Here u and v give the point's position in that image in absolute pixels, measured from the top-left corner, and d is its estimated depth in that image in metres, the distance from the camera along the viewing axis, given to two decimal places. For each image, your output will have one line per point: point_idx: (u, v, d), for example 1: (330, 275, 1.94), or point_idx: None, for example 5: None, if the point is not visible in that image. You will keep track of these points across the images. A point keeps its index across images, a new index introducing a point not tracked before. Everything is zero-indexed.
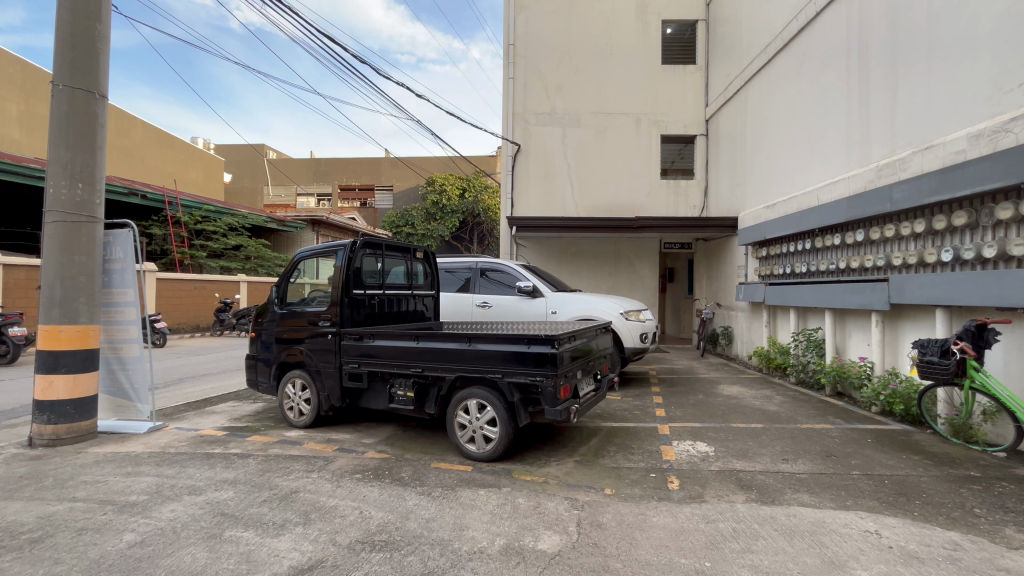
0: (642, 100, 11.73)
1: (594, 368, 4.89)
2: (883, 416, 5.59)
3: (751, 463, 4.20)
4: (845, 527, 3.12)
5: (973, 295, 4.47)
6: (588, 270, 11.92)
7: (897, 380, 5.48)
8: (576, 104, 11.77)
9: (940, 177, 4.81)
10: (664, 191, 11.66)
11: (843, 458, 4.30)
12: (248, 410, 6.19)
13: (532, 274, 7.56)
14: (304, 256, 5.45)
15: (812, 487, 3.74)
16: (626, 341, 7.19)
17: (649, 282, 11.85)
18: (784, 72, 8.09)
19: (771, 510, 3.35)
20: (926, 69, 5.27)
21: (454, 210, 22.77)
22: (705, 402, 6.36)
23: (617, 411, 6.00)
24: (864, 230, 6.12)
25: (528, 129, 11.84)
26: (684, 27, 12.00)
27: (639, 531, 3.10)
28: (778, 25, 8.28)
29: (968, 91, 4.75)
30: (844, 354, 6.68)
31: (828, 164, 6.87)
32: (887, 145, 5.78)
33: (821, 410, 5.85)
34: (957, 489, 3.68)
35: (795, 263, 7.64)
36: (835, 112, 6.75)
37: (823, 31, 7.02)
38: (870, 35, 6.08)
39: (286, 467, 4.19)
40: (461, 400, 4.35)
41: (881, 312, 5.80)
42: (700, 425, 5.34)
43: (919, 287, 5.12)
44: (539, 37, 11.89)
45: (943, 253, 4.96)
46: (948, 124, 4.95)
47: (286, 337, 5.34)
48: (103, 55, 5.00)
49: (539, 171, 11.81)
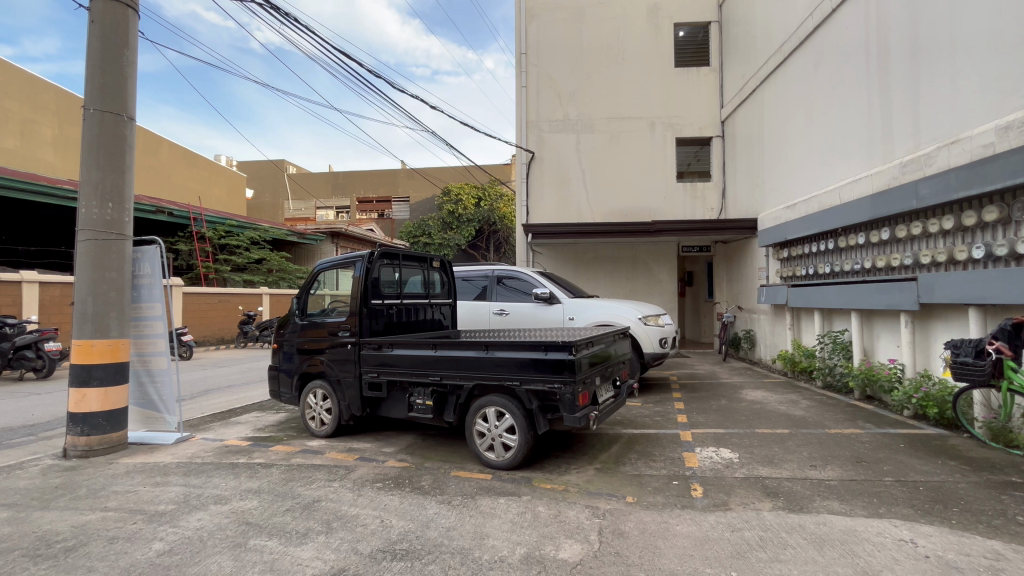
0: (655, 103, 11.67)
1: (612, 374, 4.84)
2: (915, 420, 5.40)
3: (778, 470, 4.09)
4: (879, 536, 3.01)
5: (1007, 292, 4.30)
6: (605, 276, 11.86)
7: (930, 383, 5.30)
8: (589, 110, 11.79)
9: (968, 172, 4.66)
10: (681, 194, 11.54)
11: (874, 464, 4.16)
12: (272, 420, 6.30)
13: (548, 281, 7.56)
14: (323, 268, 5.59)
15: (842, 494, 3.61)
16: (644, 347, 7.09)
17: (668, 286, 11.73)
18: (801, 70, 7.96)
19: (799, 518, 3.25)
20: (949, 61, 5.13)
21: (470, 219, 22.92)
22: (728, 408, 6.23)
23: (637, 417, 5.93)
24: (889, 228, 5.95)
25: (542, 138, 11.90)
26: (696, 29, 11.95)
27: (662, 540, 3.04)
28: (793, 25, 8.18)
29: (994, 83, 4.62)
30: (873, 356, 6.48)
31: (850, 163, 6.72)
32: (910, 141, 5.64)
33: (851, 415, 5.67)
34: (998, 496, 3.51)
35: (818, 263, 7.47)
36: (855, 108, 6.62)
37: (840, 28, 6.89)
38: (890, 28, 5.94)
39: (309, 476, 4.24)
40: (479, 408, 4.35)
41: (911, 312, 5.62)
42: (724, 431, 5.24)
43: (949, 285, 4.96)
44: (551, 44, 11.95)
45: (974, 250, 4.81)
46: (975, 116, 4.80)
47: (307, 348, 5.44)
48: (130, 79, 5.21)
49: (554, 177, 11.82)
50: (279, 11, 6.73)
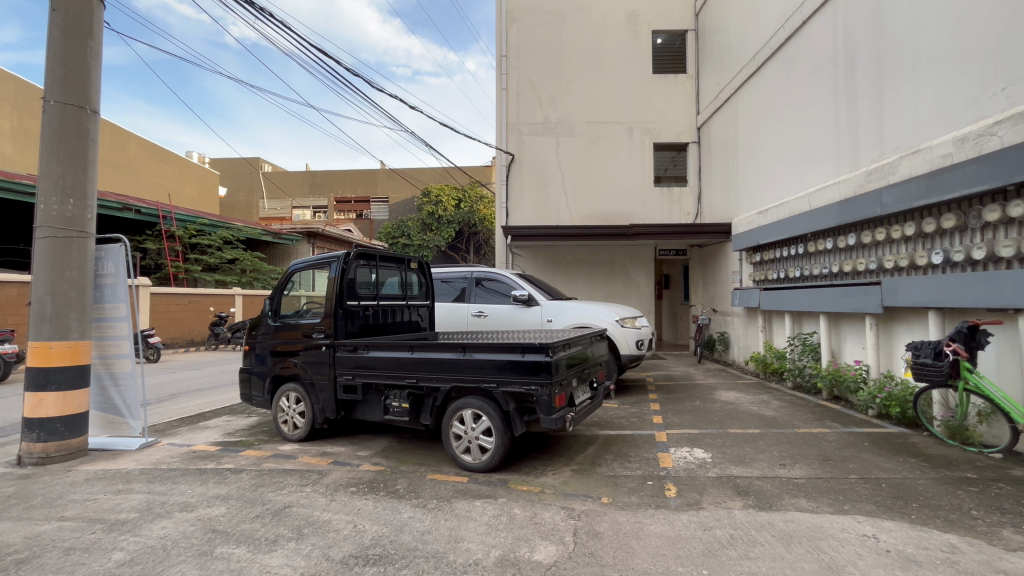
0: (633, 108, 11.83)
1: (589, 375, 4.87)
2: (880, 419, 5.59)
3: (748, 469, 4.18)
4: (843, 532, 3.10)
5: (965, 297, 4.50)
6: (584, 278, 11.95)
7: (893, 383, 5.49)
8: (568, 113, 11.88)
9: (928, 181, 4.88)
10: (658, 199, 11.72)
11: (840, 462, 4.30)
12: (242, 424, 6.13)
13: (527, 282, 7.57)
14: (298, 268, 5.47)
15: (810, 492, 3.71)
16: (621, 349, 7.16)
17: (645, 289, 11.89)
18: (773, 79, 8.19)
19: (769, 516, 3.33)
20: (910, 75, 5.36)
21: (450, 220, 22.77)
22: (702, 408, 6.34)
23: (613, 418, 5.99)
24: (855, 234, 6.17)
25: (522, 140, 11.94)
26: (674, 36, 12.16)
27: (636, 539, 3.07)
28: (766, 35, 8.40)
29: (951, 97, 4.84)
30: (840, 357, 6.70)
31: (819, 171, 6.93)
32: (875, 150, 5.86)
33: (818, 415, 5.85)
34: (955, 492, 3.66)
35: (788, 268, 7.68)
36: (823, 118, 6.85)
37: (810, 40, 7.13)
38: (856, 42, 6.17)
39: (280, 481, 4.14)
40: (456, 410, 4.32)
41: (875, 315, 5.82)
42: (697, 431, 5.33)
43: (911, 289, 5.15)
44: (531, 47, 12.01)
45: (934, 255, 5.01)
46: (934, 128, 5.03)
47: (280, 350, 5.32)
48: (95, 71, 5.02)
49: (533, 179, 11.87)
50: (254, 6, 6.59)
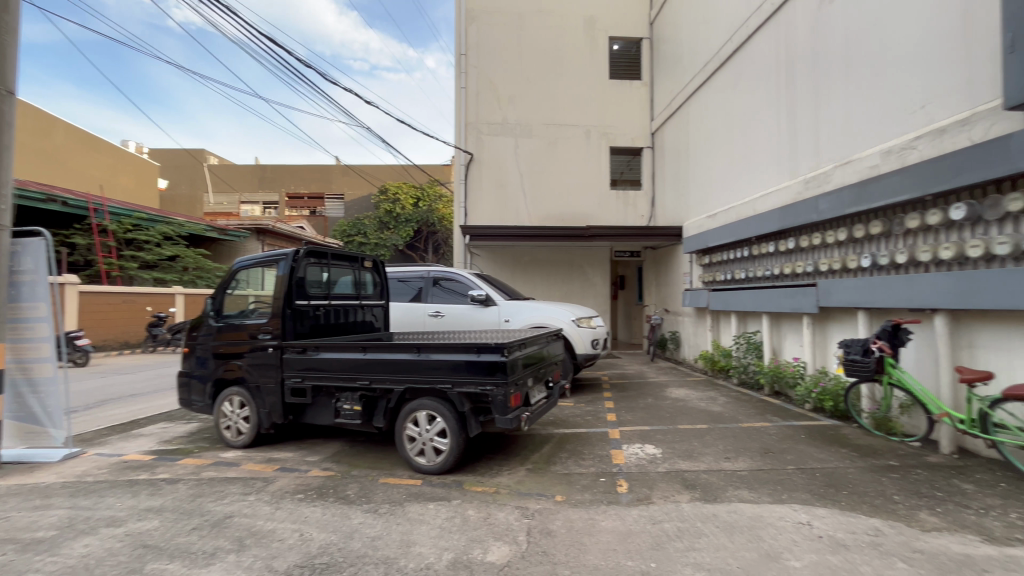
0: (590, 112, 12.05)
1: (545, 375, 4.90)
2: (815, 413, 5.95)
3: (696, 463, 4.34)
4: (781, 520, 3.27)
5: (890, 298, 4.87)
6: (542, 278, 12.06)
7: (827, 378, 5.86)
8: (527, 114, 11.94)
9: (858, 191, 5.24)
10: (613, 201, 11.98)
11: (779, 454, 4.54)
12: (181, 432, 5.78)
13: (485, 282, 7.54)
14: (243, 266, 5.21)
15: (751, 483, 3.89)
16: (577, 349, 7.26)
17: (601, 289, 12.12)
18: (721, 89, 8.57)
19: (713, 507, 3.47)
20: (843, 90, 5.73)
21: (408, 219, 22.35)
22: (654, 405, 6.54)
23: (569, 417, 6.06)
24: (794, 238, 6.54)
25: (481, 140, 11.90)
26: (630, 44, 12.48)
27: (588, 536, 3.11)
28: (715, 46, 8.74)
29: (878, 113, 5.22)
30: (780, 355, 7.09)
31: (762, 178, 7.31)
32: (812, 160, 6.24)
33: (761, 409, 6.15)
34: (879, 478, 3.95)
35: (734, 270, 8.06)
36: (766, 127, 7.22)
37: (754, 54, 7.51)
38: (796, 58, 6.55)
39: (220, 491, 3.92)
40: (410, 412, 4.24)
41: (811, 315, 6.19)
42: (649, 428, 5.48)
43: (843, 290, 5.51)
44: (490, 47, 12.00)
45: (863, 259, 5.38)
46: (863, 141, 5.41)
47: (223, 352, 5.06)
48: (11, 48, 4.59)
49: (492, 179, 11.86)
50: None
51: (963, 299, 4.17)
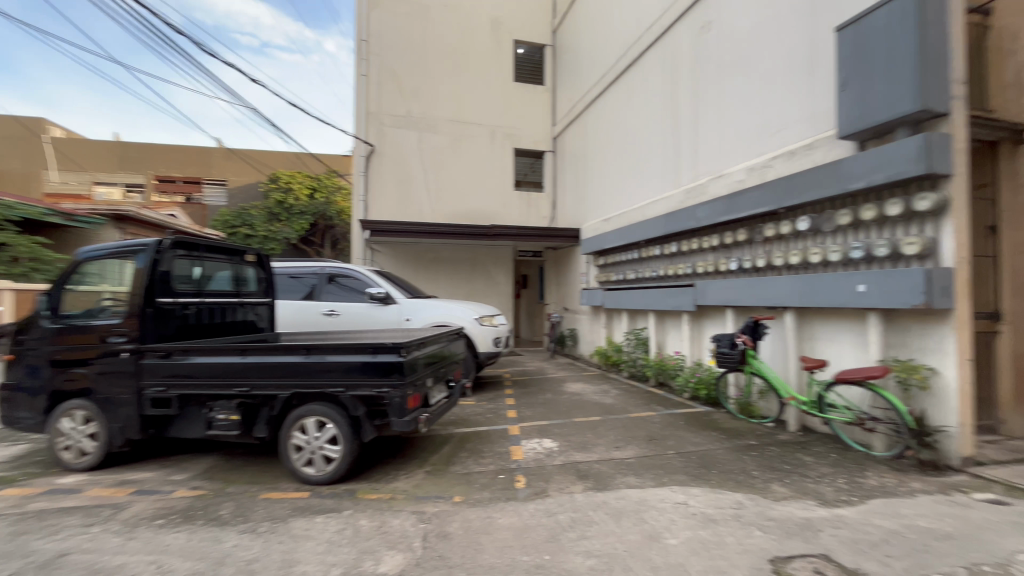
0: (495, 112, 12.14)
1: (445, 374, 4.82)
2: (692, 400, 6.58)
3: (588, 454, 4.56)
4: (662, 502, 3.54)
5: (752, 297, 5.54)
6: (445, 276, 11.92)
7: (701, 369, 6.51)
8: (432, 109, 11.70)
9: (728, 202, 5.89)
10: (517, 202, 12.21)
11: (662, 440, 4.94)
12: (1, 457, 4.76)
13: (384, 280, 7.24)
14: (89, 258, 4.43)
15: (637, 470, 4.18)
16: (479, 347, 7.27)
17: (504, 288, 12.28)
18: (616, 101, 9.13)
19: (603, 495, 3.66)
20: (716, 111, 6.40)
21: (302, 210, 20.09)
22: (552, 400, 6.76)
23: (470, 415, 6.04)
24: (676, 243, 7.18)
25: (383, 131, 11.42)
26: (533, 49, 12.80)
27: (485, 535, 3.11)
28: (611, 60, 9.28)
29: (743, 134, 5.91)
30: (664, 349, 7.74)
31: (650, 187, 7.93)
32: (691, 173, 6.89)
33: (647, 400, 6.66)
34: (742, 457, 4.47)
35: (626, 270, 8.65)
36: (654, 140, 7.84)
37: (644, 71, 8.11)
38: (679, 78, 7.19)
39: (53, 524, 3.29)
40: (297, 419, 3.92)
41: (689, 313, 6.84)
42: (547, 422, 5.65)
43: (715, 290, 6.16)
44: (394, 36, 11.56)
45: (731, 263, 6.07)
46: (732, 158, 6.09)
47: (62, 360, 4.26)
48: None
49: (394, 173, 11.44)
50: None
51: (806, 299, 4.87)
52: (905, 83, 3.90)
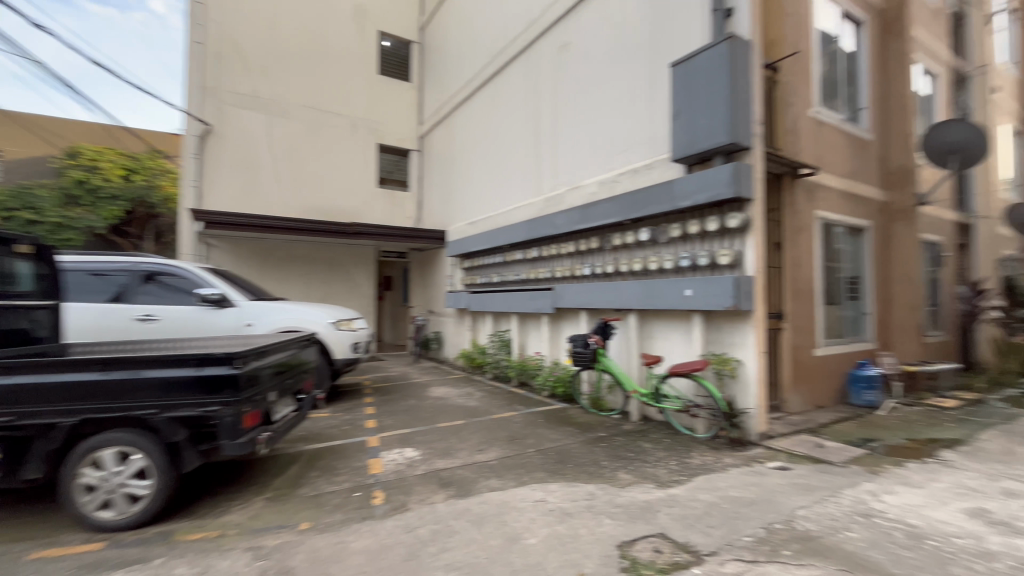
0: (358, 104, 11.44)
1: (294, 386, 4.31)
2: (550, 398, 6.93)
3: (451, 460, 4.48)
4: (522, 501, 3.61)
5: (602, 300, 6.03)
6: (298, 277, 10.84)
7: (559, 368, 6.89)
8: (283, 92, 10.56)
9: (582, 212, 6.35)
10: (381, 200, 11.65)
11: (523, 439, 5.08)
12: None
13: (220, 279, 6.26)
14: None
15: (499, 471, 4.22)
16: (335, 354, 6.70)
17: (366, 290, 11.60)
18: (482, 107, 9.28)
19: (465, 502, 3.60)
20: (572, 127, 6.86)
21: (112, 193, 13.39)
22: (415, 407, 6.53)
23: (322, 429, 5.52)
24: (537, 248, 7.53)
25: (223, 110, 9.96)
26: (400, 44, 12.38)
27: (335, 563, 2.82)
28: (478, 66, 9.40)
29: (595, 150, 6.43)
30: (525, 349, 8.03)
31: (513, 193, 8.19)
32: (550, 183, 7.28)
33: (509, 400, 6.82)
34: (594, 449, 4.80)
35: (490, 274, 8.82)
36: (517, 149, 8.12)
37: (509, 81, 8.37)
38: (540, 92, 7.55)
39: None
40: (88, 453, 3.13)
41: (548, 315, 7.21)
42: (409, 430, 5.42)
43: (572, 294, 6.58)
44: (238, 4, 10.18)
45: (584, 268, 6.55)
46: (586, 172, 6.58)
47: None
48: None
49: (236, 159, 10.05)
50: None
51: (646, 302, 5.46)
52: (720, 119, 4.60)
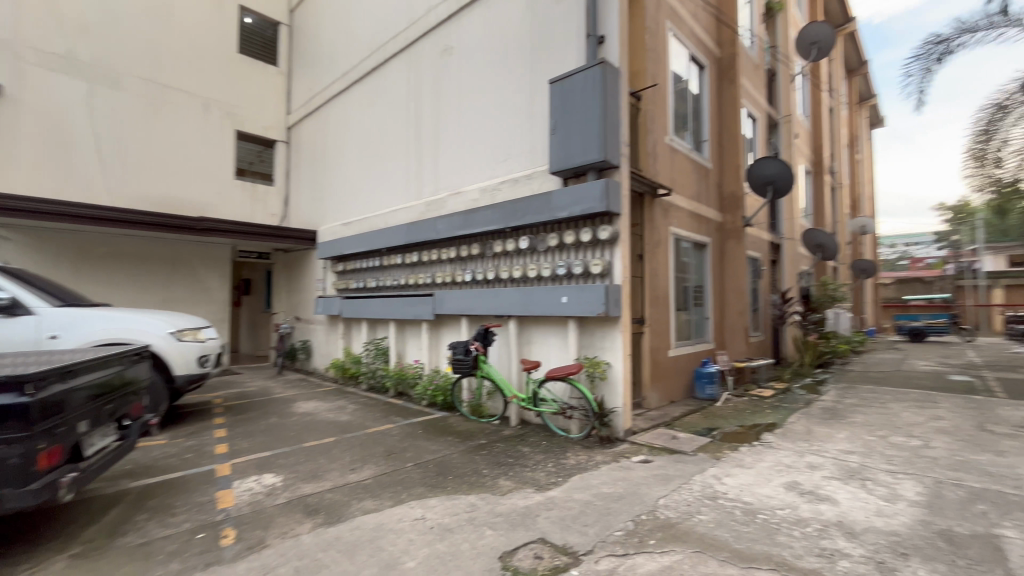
0: (211, 82, 10.05)
1: (117, 411, 3.55)
2: (430, 407, 6.73)
3: (319, 483, 4.07)
4: (400, 522, 3.41)
5: (483, 307, 6.05)
6: (126, 278, 9.08)
7: (439, 376, 6.74)
8: (110, 57, 8.82)
9: (463, 218, 6.31)
10: (238, 193, 10.34)
11: (400, 454, 4.83)
12: None
13: (9, 280, 4.94)
14: None
15: (374, 491, 3.94)
16: (175, 369, 5.70)
17: (218, 294, 10.17)
18: (358, 102, 8.78)
19: (336, 530, 3.28)
20: (454, 132, 6.80)
21: None
22: (277, 425, 5.85)
23: (156, 460, 4.64)
24: (417, 253, 7.30)
25: (19, 69, 7.97)
26: (265, 23, 11.20)
27: None
28: (355, 58, 8.88)
29: (477, 157, 6.44)
30: (403, 358, 7.72)
31: (392, 195, 7.86)
32: (431, 187, 7.13)
33: (386, 412, 6.47)
34: (474, 457, 4.75)
35: (366, 278, 8.34)
36: (397, 149, 7.82)
37: (389, 78, 8.04)
38: (422, 93, 7.38)
39: None
40: None
41: (428, 322, 7.03)
42: (269, 453, 4.82)
43: (452, 300, 6.49)
44: None
45: (465, 274, 6.51)
46: (467, 178, 6.56)
47: None
48: None
49: (38, 131, 8.09)
50: None
51: (525, 309, 5.59)
52: (593, 138, 4.92)
